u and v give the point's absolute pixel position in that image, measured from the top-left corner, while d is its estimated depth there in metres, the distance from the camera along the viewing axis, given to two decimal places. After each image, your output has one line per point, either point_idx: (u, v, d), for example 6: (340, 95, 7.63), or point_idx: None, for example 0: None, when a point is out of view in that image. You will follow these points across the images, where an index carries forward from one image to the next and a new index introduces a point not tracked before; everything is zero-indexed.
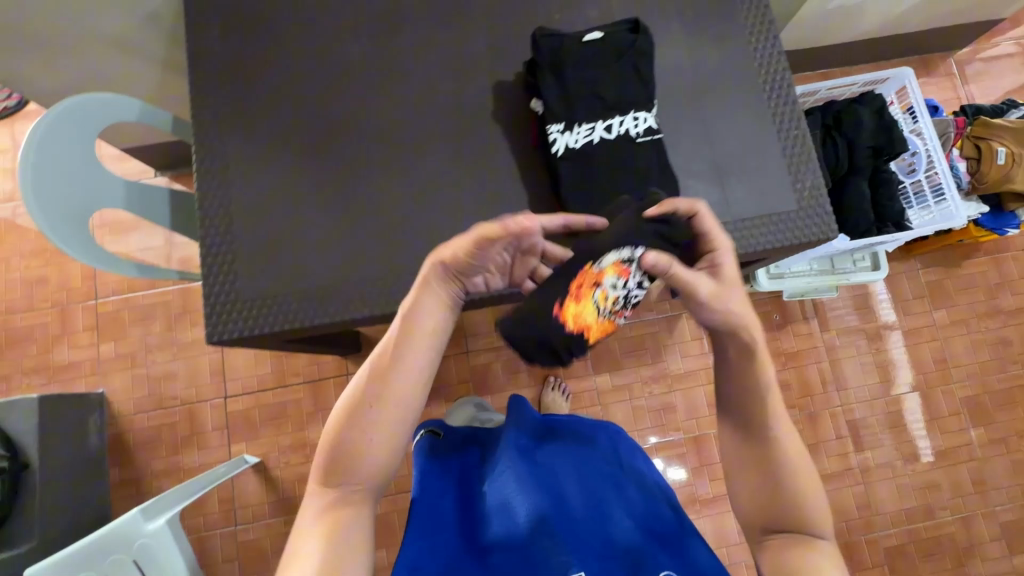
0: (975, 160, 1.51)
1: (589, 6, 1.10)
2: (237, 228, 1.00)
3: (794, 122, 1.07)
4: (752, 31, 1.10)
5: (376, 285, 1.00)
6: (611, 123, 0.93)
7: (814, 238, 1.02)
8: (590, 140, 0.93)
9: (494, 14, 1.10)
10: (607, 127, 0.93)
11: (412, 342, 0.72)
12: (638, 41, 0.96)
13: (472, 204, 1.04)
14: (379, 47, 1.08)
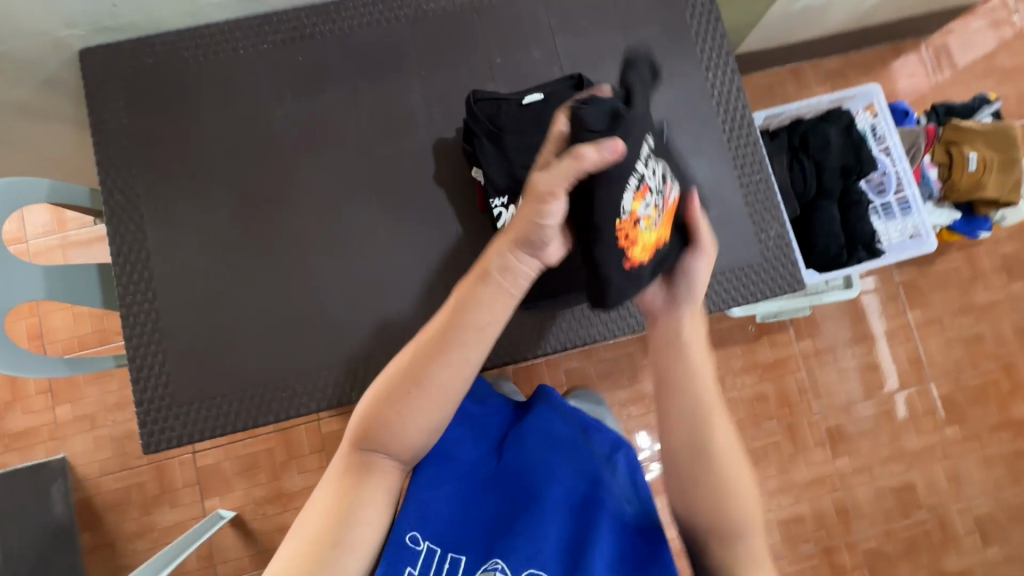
0: (946, 167, 1.47)
1: (532, 48, 1.01)
2: (166, 325, 0.93)
3: (757, 166, 1.01)
4: (709, 66, 1.03)
5: (322, 373, 0.94)
6: None
7: (782, 289, 0.98)
8: None
9: (430, 62, 1.01)
10: None
11: (441, 360, 0.68)
12: None
13: (418, 275, 0.97)
14: (306, 107, 0.99)
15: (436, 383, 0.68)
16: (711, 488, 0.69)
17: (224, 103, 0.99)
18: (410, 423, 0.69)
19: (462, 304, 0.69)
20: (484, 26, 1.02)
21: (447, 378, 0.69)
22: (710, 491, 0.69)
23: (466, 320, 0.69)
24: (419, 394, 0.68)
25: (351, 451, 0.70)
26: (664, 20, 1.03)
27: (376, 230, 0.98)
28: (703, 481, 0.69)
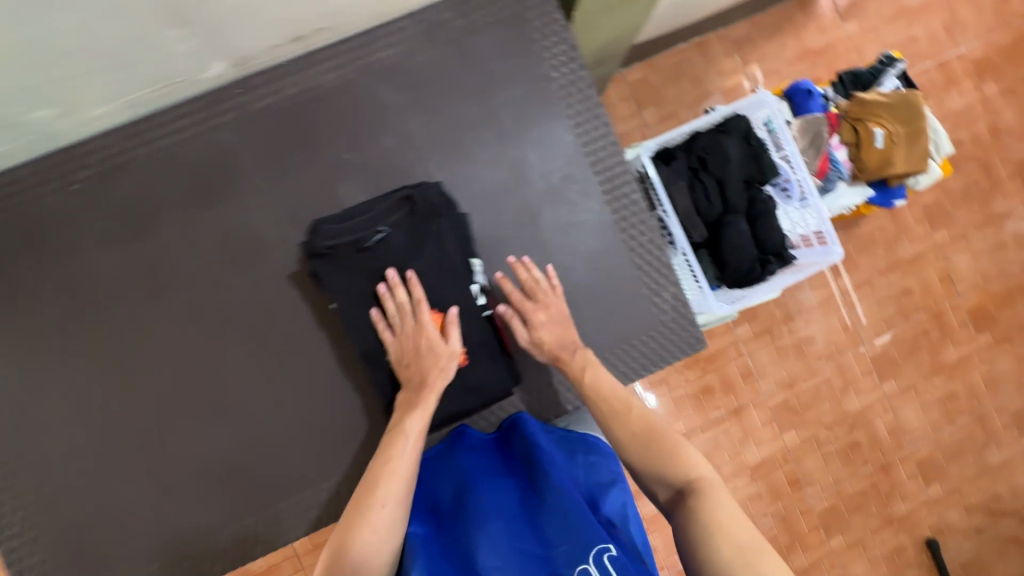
0: (854, 145, 1.42)
1: (383, 135, 0.92)
2: (32, 522, 0.85)
3: (643, 226, 0.95)
4: (579, 123, 0.94)
5: (212, 538, 0.86)
6: None
7: (680, 352, 0.95)
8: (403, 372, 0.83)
9: (271, 170, 0.91)
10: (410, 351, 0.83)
11: (412, 414, 0.77)
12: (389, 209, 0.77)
13: (299, 410, 0.89)
14: (141, 248, 0.88)
15: (411, 425, 0.76)
16: (653, 468, 0.76)
17: (42, 260, 0.87)
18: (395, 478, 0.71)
19: (403, 395, 0.80)
20: (325, 119, 0.91)
21: (415, 434, 0.75)
22: (658, 471, 0.75)
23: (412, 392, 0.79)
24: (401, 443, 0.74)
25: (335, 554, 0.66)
26: (523, 79, 0.93)
27: (244, 369, 0.89)
28: (661, 454, 0.76)
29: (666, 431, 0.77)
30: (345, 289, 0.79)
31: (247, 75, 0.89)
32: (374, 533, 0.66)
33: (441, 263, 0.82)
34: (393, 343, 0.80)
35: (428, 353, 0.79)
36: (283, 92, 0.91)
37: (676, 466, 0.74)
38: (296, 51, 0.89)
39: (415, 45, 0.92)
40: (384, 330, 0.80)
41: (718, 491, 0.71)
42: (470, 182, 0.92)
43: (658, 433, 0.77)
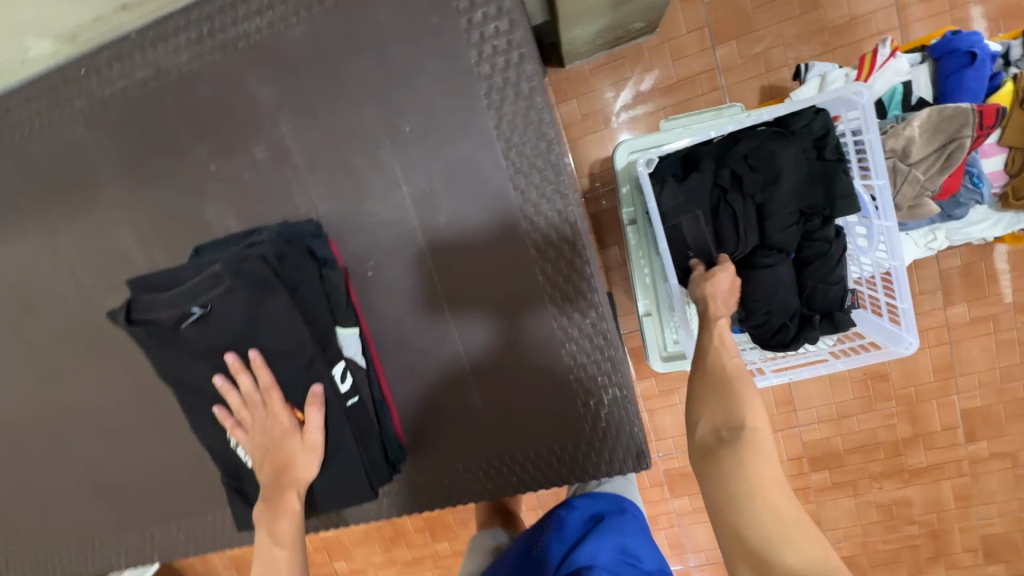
0: (1022, 151, 0.91)
1: (255, 141, 0.70)
2: None
3: (590, 303, 0.69)
4: (514, 144, 0.65)
5: (110, 537, 0.89)
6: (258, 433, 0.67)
7: (613, 467, 0.74)
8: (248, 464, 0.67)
9: (130, 173, 0.74)
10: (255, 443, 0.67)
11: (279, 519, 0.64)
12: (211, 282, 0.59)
13: (181, 440, 0.84)
14: (9, 255, 0.79)
15: (281, 530, 0.64)
16: (695, 400, 0.54)
17: None
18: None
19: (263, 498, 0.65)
20: (185, 115, 0.70)
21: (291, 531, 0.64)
22: (700, 400, 0.53)
23: (278, 488, 0.64)
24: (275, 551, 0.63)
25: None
26: (436, 74, 0.64)
27: (125, 395, 0.83)
28: (701, 391, 0.54)
29: (720, 360, 0.55)
30: (171, 369, 0.64)
31: (90, 51, 0.69)
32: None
33: (285, 344, 0.63)
34: (246, 441, 0.65)
35: (284, 448, 0.64)
36: (133, 74, 0.70)
37: (728, 402, 0.51)
38: (136, 20, 0.66)
39: (289, 11, 0.65)
40: (234, 429, 0.65)
41: (755, 459, 0.47)
42: (359, 217, 0.70)
43: (721, 359, 0.55)
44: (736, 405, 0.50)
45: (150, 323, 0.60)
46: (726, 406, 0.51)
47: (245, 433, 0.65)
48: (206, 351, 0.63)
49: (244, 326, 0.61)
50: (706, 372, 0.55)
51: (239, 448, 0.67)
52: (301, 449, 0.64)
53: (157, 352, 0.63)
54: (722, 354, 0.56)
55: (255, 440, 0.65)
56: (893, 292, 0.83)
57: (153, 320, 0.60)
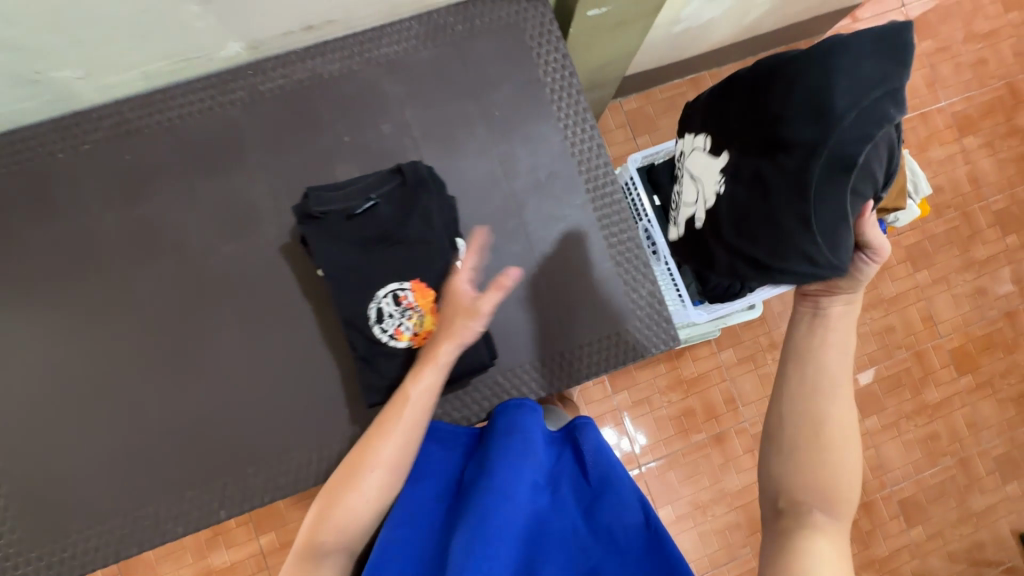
0: None
1: (382, 120, 0.97)
2: (10, 463, 0.89)
3: (624, 225, 0.99)
4: (567, 121, 1.00)
5: (178, 494, 0.89)
6: (387, 313, 0.81)
7: (654, 348, 0.97)
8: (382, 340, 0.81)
9: (271, 146, 0.96)
10: (386, 322, 0.81)
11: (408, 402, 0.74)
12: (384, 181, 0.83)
13: (278, 375, 0.92)
14: (139, 212, 0.93)
15: (384, 456, 0.71)
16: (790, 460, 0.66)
17: (46, 216, 0.91)
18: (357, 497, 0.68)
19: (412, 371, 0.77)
20: (329, 103, 0.97)
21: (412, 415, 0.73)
22: (792, 465, 0.65)
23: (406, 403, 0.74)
24: (367, 474, 0.70)
25: (301, 541, 0.67)
26: (517, 81, 1.00)
27: (230, 334, 0.92)
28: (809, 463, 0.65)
29: (830, 428, 0.66)
30: (328, 255, 0.81)
31: (260, 58, 0.96)
32: (336, 527, 0.67)
33: (424, 230, 0.82)
34: (388, 308, 0.81)
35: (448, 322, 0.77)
36: (291, 76, 0.97)
37: (822, 478, 0.64)
38: (307, 39, 0.95)
39: (418, 41, 0.99)
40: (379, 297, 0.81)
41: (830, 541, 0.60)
42: (460, 171, 0.98)
43: (825, 420, 0.66)
44: (827, 474, 0.64)
45: (327, 212, 0.81)
46: (821, 477, 0.64)
47: (389, 302, 0.81)
48: (363, 241, 0.82)
49: (397, 220, 0.82)
50: (803, 431, 0.66)
51: (377, 325, 0.81)
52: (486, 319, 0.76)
53: (324, 239, 0.81)
54: (831, 412, 0.66)
55: (396, 305, 0.81)
56: None
57: (334, 205, 0.81)
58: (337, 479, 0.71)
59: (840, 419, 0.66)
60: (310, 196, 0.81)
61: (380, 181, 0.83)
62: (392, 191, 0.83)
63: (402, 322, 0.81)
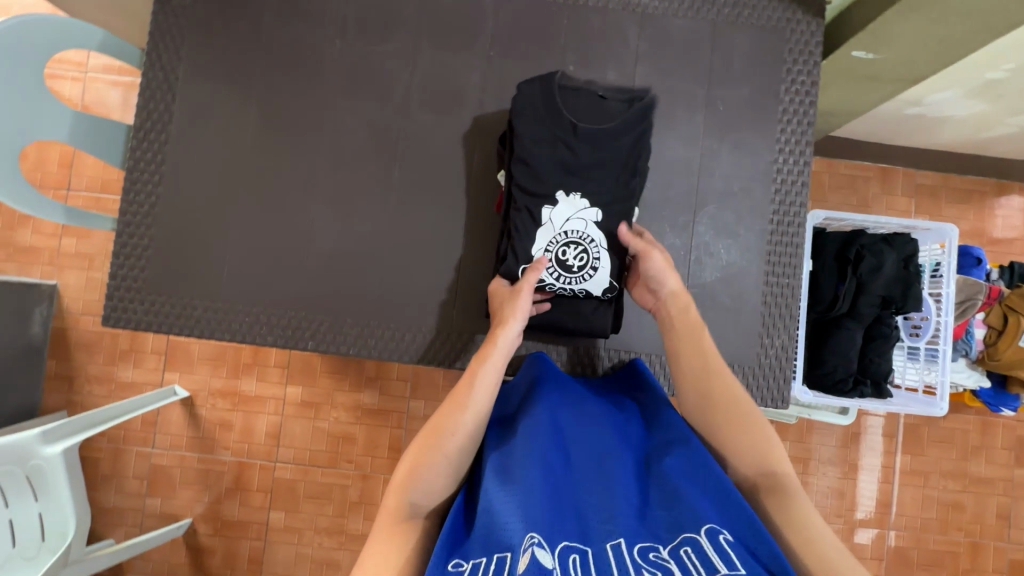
0: (995, 331, 1.35)
1: (612, 65, 0.96)
2: (160, 212, 0.93)
3: (790, 270, 0.94)
4: (783, 147, 0.96)
5: (282, 311, 0.93)
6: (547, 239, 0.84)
7: (761, 401, 0.93)
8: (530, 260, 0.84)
9: (501, 43, 0.96)
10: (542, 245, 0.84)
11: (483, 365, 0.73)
12: (611, 103, 0.86)
13: (410, 251, 0.94)
14: (364, 51, 0.96)
15: (461, 423, 0.66)
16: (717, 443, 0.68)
17: (285, 17, 0.96)
18: (440, 466, 0.63)
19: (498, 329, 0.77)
20: (571, 28, 0.96)
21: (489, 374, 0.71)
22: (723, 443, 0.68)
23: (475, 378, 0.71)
24: (450, 439, 0.65)
25: (386, 505, 0.60)
26: (755, 88, 0.96)
27: (387, 195, 0.95)
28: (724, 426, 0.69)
29: (723, 391, 0.71)
30: (520, 143, 0.84)
31: None
32: (426, 493, 0.61)
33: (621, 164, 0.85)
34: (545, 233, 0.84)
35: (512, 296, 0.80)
36: None
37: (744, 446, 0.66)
38: None
39: (681, 7, 0.96)
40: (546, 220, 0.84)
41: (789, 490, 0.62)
42: (659, 146, 0.95)
43: (714, 385, 0.72)
44: (762, 446, 0.66)
45: (528, 99, 0.85)
46: (752, 444, 0.67)
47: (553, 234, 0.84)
48: (542, 134, 0.85)
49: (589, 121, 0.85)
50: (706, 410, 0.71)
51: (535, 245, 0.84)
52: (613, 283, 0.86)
53: (521, 125, 0.85)
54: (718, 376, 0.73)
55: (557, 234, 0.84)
56: (931, 375, 1.19)
57: (559, 107, 0.85)
58: (410, 456, 0.64)
59: (734, 392, 0.71)
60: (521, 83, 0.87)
61: (608, 102, 0.86)
62: (612, 114, 0.85)
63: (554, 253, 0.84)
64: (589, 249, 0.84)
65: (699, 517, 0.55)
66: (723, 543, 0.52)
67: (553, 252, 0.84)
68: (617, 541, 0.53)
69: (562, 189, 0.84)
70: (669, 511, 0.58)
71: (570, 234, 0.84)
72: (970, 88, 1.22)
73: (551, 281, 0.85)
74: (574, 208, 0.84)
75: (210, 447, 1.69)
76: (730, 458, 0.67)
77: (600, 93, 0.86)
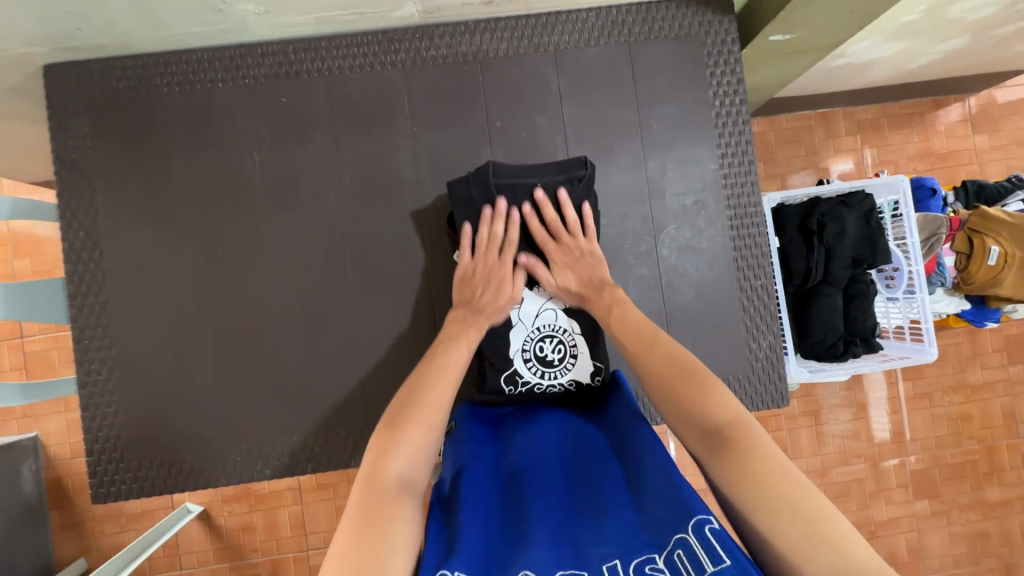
0: (964, 256, 1.39)
1: (537, 111, 0.94)
2: (119, 375, 0.90)
3: (760, 271, 0.95)
4: (725, 151, 0.95)
5: (270, 441, 0.90)
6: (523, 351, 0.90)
7: (763, 403, 0.94)
8: (517, 376, 0.89)
9: (420, 116, 0.94)
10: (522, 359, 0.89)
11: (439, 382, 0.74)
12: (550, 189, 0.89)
13: (384, 348, 0.93)
14: (285, 157, 0.93)
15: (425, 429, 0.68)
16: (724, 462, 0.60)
17: (197, 141, 0.92)
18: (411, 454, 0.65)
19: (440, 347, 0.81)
20: (488, 83, 0.94)
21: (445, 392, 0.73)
22: (726, 463, 0.59)
23: (431, 361, 0.78)
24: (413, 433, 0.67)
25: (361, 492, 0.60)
26: (684, 100, 0.95)
27: (347, 297, 0.92)
28: (729, 439, 0.61)
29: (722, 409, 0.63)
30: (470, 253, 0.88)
31: (433, 23, 0.92)
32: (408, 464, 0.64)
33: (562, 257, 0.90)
34: (489, 246, 0.88)
35: (489, 292, 0.87)
36: (457, 48, 0.94)
37: (749, 454, 0.59)
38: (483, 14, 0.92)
39: (590, 38, 0.94)
40: (496, 224, 0.88)
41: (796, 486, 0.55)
42: (605, 180, 0.94)
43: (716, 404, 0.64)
44: (759, 450, 0.59)
45: (466, 202, 0.89)
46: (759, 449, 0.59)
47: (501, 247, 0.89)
48: (488, 236, 0.88)
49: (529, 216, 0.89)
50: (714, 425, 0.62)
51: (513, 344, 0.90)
52: (518, 287, 0.89)
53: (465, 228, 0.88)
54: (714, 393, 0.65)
55: (502, 248, 0.89)
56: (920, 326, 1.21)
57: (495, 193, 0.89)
58: (377, 444, 0.65)
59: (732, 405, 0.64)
60: (454, 184, 0.90)
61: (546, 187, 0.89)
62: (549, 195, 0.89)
63: (535, 349, 0.90)
64: (563, 338, 0.90)
65: (685, 513, 0.56)
66: (710, 534, 0.53)
67: (531, 350, 0.89)
68: (614, 561, 0.55)
69: (524, 283, 0.90)
70: (658, 516, 0.58)
71: (543, 328, 0.90)
72: (888, 33, 1.22)
73: (537, 380, 0.89)
74: (539, 301, 0.91)
75: (238, 554, 1.67)
76: (731, 469, 0.59)
77: (537, 174, 0.89)
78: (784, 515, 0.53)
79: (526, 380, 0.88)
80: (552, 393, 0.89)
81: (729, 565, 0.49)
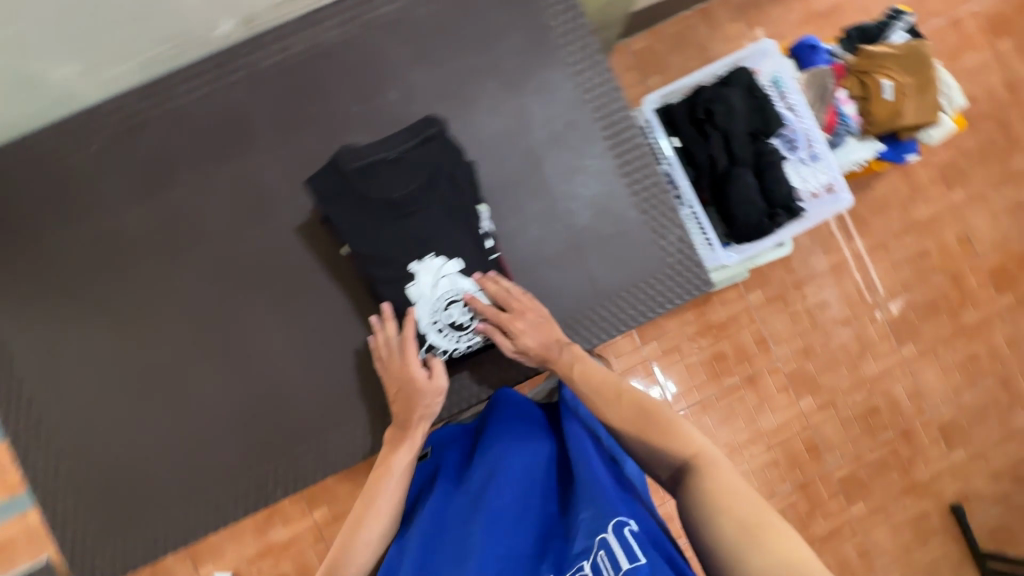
0: (863, 99, 1.40)
1: (387, 86, 0.94)
2: (67, 463, 0.90)
3: (647, 170, 0.95)
4: (580, 66, 0.95)
5: (231, 480, 0.91)
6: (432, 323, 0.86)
7: (688, 294, 0.95)
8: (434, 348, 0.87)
9: (276, 126, 0.93)
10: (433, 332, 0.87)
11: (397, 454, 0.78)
12: (408, 156, 0.86)
13: (313, 357, 0.93)
14: (158, 207, 0.92)
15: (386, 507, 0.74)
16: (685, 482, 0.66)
17: (68, 217, 0.92)
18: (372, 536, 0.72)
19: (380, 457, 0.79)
20: (330, 73, 0.93)
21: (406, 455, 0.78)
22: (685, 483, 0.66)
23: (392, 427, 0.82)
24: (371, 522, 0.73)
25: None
26: (525, 31, 0.95)
27: (262, 322, 0.93)
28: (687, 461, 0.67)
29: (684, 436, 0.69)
30: (350, 244, 0.85)
31: (257, 32, 0.91)
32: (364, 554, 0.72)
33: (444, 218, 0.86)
34: (390, 350, 0.84)
35: (410, 395, 0.82)
36: (289, 50, 0.93)
37: (702, 477, 0.64)
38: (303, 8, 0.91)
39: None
40: (388, 326, 0.84)
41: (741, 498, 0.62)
42: (472, 130, 0.94)
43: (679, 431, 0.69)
44: (712, 470, 0.65)
45: (329, 195, 0.85)
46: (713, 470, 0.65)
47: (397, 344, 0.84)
48: (363, 221, 0.85)
49: (396, 188, 0.85)
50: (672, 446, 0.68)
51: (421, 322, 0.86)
52: (433, 378, 0.83)
53: (336, 222, 0.84)
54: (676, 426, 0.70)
55: (397, 345, 0.84)
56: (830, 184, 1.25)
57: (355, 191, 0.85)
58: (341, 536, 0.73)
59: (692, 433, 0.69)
60: (312, 181, 0.85)
61: (403, 156, 0.86)
62: (411, 166, 0.86)
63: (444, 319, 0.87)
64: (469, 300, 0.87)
65: (610, 515, 0.64)
66: (629, 540, 0.61)
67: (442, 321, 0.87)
68: None
69: (415, 259, 0.85)
70: (588, 520, 0.65)
71: (446, 296, 0.86)
72: None
73: (455, 346, 0.88)
74: (434, 270, 0.86)
75: None
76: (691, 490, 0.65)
77: (391, 145, 0.86)
78: (726, 522, 0.60)
79: (445, 350, 0.87)
80: (471, 350, 0.90)
81: (644, 564, 0.57)
